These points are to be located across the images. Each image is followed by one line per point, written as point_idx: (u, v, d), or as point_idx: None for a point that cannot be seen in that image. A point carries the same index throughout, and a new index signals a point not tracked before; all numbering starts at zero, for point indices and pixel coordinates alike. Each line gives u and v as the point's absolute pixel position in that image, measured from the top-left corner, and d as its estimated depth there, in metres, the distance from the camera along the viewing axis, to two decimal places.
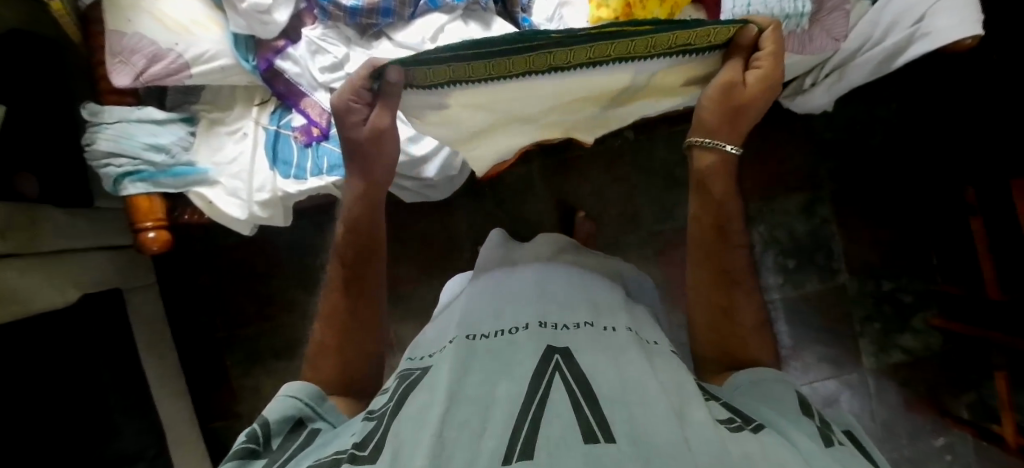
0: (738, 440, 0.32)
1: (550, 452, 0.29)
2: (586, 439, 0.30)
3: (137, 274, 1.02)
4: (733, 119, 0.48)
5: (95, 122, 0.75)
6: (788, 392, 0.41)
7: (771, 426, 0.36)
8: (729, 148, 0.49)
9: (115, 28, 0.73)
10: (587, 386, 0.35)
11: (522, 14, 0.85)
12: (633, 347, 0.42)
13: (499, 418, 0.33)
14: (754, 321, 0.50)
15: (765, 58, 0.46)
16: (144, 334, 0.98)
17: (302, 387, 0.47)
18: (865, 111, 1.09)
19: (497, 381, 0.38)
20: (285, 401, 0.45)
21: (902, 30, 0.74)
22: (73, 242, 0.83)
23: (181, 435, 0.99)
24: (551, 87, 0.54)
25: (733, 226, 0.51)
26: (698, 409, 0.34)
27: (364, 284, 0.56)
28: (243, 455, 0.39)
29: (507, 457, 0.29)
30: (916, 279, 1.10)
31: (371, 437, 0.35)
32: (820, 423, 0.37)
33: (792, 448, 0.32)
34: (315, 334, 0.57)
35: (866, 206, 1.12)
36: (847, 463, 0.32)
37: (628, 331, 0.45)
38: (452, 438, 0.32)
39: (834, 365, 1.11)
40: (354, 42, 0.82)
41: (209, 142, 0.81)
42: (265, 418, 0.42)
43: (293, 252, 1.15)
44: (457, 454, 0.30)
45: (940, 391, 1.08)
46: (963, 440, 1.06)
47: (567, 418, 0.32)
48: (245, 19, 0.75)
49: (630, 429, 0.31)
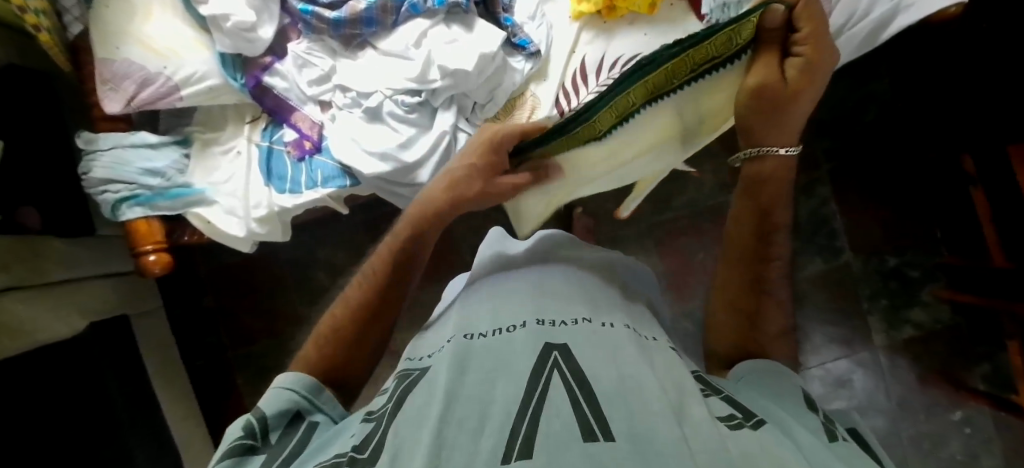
0: (737, 437, 0.31)
1: (550, 451, 0.29)
2: (585, 437, 0.30)
3: (143, 297, 1.03)
4: (775, 120, 0.47)
5: (90, 149, 0.76)
6: (791, 388, 0.41)
7: (774, 420, 0.36)
8: (783, 151, 0.48)
9: (104, 57, 0.74)
10: (586, 384, 0.35)
11: (504, 14, 0.84)
12: (631, 343, 0.41)
13: (498, 417, 0.33)
14: (778, 330, 0.49)
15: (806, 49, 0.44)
16: (153, 356, 0.99)
17: (296, 378, 0.43)
18: (855, 88, 1.09)
19: (495, 379, 0.38)
20: (280, 393, 0.41)
21: (886, 2, 0.76)
22: (79, 270, 0.85)
23: (194, 455, 0.99)
24: (630, 133, 0.58)
25: (779, 235, 0.51)
26: (696, 406, 0.34)
27: (396, 267, 0.53)
28: (241, 451, 0.36)
29: (506, 457, 0.29)
30: (921, 252, 1.09)
31: (370, 438, 0.35)
32: (824, 418, 0.37)
33: (790, 444, 0.31)
34: (326, 315, 0.52)
35: (865, 183, 1.11)
36: (849, 461, 0.31)
37: (626, 327, 0.45)
38: (451, 439, 0.31)
39: (845, 344, 1.10)
40: (339, 53, 0.83)
41: (203, 163, 0.82)
42: (263, 413, 0.39)
43: (295, 266, 1.16)
44: (455, 454, 0.30)
45: (954, 363, 1.07)
46: (981, 413, 1.05)
47: (566, 417, 0.32)
48: (230, 39, 0.76)
49: (630, 426, 0.31)
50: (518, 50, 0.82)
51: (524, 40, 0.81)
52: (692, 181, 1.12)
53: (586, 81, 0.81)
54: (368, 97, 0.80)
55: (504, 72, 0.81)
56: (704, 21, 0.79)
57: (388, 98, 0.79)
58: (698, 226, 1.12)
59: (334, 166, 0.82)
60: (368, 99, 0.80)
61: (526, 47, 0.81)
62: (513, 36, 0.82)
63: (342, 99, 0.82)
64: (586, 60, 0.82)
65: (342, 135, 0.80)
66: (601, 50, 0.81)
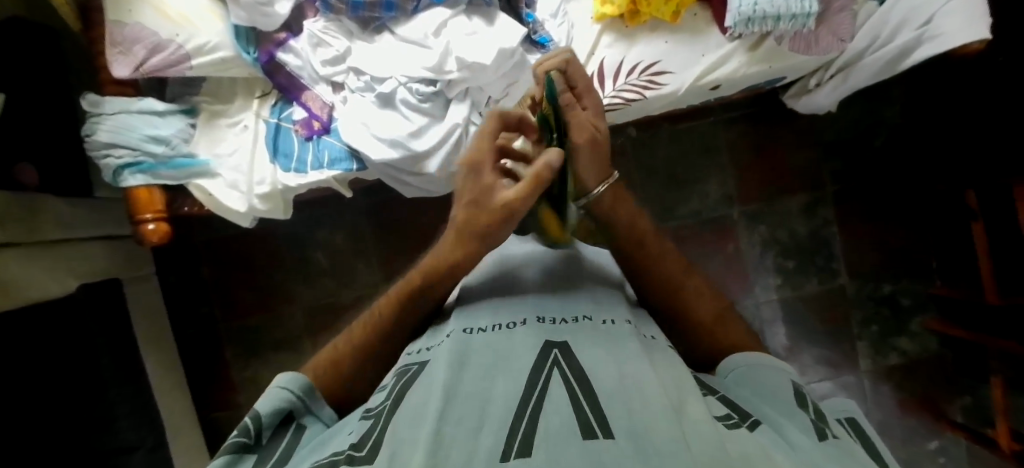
0: (736, 436, 0.29)
1: (550, 448, 0.26)
2: (584, 434, 0.27)
3: (136, 263, 1.02)
4: (593, 156, 0.51)
5: (96, 112, 0.75)
6: (783, 382, 0.39)
7: (767, 422, 0.34)
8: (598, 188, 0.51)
9: (115, 19, 0.72)
10: (586, 383, 0.32)
11: (526, 10, 0.83)
12: (633, 341, 0.37)
13: (498, 414, 0.29)
14: (715, 316, 0.46)
15: (585, 97, 0.54)
16: (142, 323, 0.98)
17: (294, 379, 0.40)
18: (869, 113, 1.09)
19: (494, 373, 0.34)
20: (279, 393, 0.38)
21: (909, 30, 0.75)
22: (78, 232, 0.84)
23: (177, 427, 0.99)
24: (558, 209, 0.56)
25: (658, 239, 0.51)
26: (696, 403, 0.31)
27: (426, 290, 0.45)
28: (232, 452, 0.34)
29: (504, 455, 0.26)
30: (915, 282, 1.11)
31: (369, 435, 0.31)
32: (815, 417, 0.35)
33: (786, 446, 0.30)
34: (346, 333, 0.47)
35: (870, 209, 1.11)
36: (847, 461, 0.29)
37: (627, 324, 0.40)
38: (450, 435, 0.28)
39: (832, 366, 1.11)
40: (356, 35, 0.81)
41: (210, 134, 0.81)
42: (255, 413, 0.37)
43: (294, 243, 1.15)
44: (455, 451, 0.27)
45: (935, 392, 1.09)
46: (955, 442, 1.08)
47: (565, 415, 0.29)
48: (246, 12, 0.74)
49: (629, 422, 0.28)
50: (537, 48, 0.82)
51: (545, 38, 0.81)
52: (696, 192, 1.12)
53: (602, 85, 0.81)
54: (382, 83, 0.79)
55: (522, 69, 0.81)
56: (727, 35, 0.79)
57: (403, 85, 0.78)
58: (700, 237, 1.12)
59: (341, 147, 0.81)
60: (382, 85, 0.79)
61: (546, 45, 0.81)
62: (534, 33, 0.82)
63: (356, 82, 0.81)
64: (604, 64, 0.81)
65: (352, 117, 0.79)
66: (620, 54, 0.81)
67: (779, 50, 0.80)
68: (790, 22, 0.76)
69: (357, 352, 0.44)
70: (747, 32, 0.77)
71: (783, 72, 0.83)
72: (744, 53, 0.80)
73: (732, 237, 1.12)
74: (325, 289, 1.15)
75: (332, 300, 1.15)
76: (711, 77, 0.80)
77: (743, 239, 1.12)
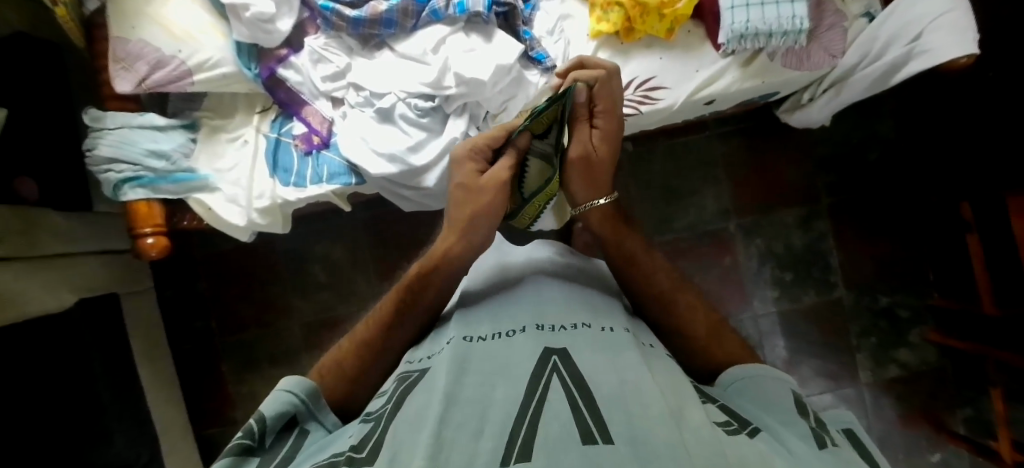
0: (736, 443, 0.29)
1: (549, 453, 0.26)
2: (583, 439, 0.27)
3: (133, 277, 1.01)
4: (593, 176, 0.56)
5: (97, 127, 0.75)
6: (783, 391, 0.39)
7: (768, 430, 0.34)
8: (602, 202, 0.55)
9: (119, 35, 0.73)
10: (585, 388, 0.32)
11: (523, 27, 0.84)
12: (633, 348, 0.37)
13: (497, 419, 0.30)
14: (711, 329, 0.46)
15: (599, 116, 0.58)
16: (139, 337, 0.98)
17: (299, 382, 0.40)
18: (862, 127, 1.11)
19: (494, 380, 0.34)
20: (284, 396, 0.38)
21: (900, 46, 0.76)
22: (73, 246, 0.83)
23: (173, 441, 0.98)
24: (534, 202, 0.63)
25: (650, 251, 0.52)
26: (695, 410, 0.31)
27: (427, 284, 0.47)
28: (237, 453, 0.35)
29: (504, 459, 0.26)
30: (911, 294, 1.11)
31: (369, 438, 0.31)
32: (815, 424, 0.35)
33: (785, 452, 0.30)
34: (347, 337, 0.47)
35: (866, 221, 1.12)
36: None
37: (626, 332, 0.40)
38: (450, 440, 0.28)
39: (831, 379, 1.10)
40: (356, 52, 0.83)
41: (210, 148, 0.81)
42: (261, 416, 0.37)
43: (292, 257, 1.15)
44: (455, 456, 0.27)
45: (935, 405, 1.09)
46: (956, 454, 1.07)
47: (565, 420, 0.29)
48: (248, 29, 0.75)
49: (628, 427, 0.28)
50: (534, 64, 0.83)
51: (541, 55, 0.82)
52: (694, 204, 1.13)
53: None
54: (381, 98, 0.80)
55: (519, 85, 0.82)
56: (720, 51, 0.81)
57: (402, 101, 0.79)
58: (697, 250, 1.13)
59: (341, 162, 0.82)
60: (381, 100, 0.80)
61: (543, 62, 0.83)
62: (531, 50, 0.83)
63: (355, 98, 0.82)
64: None
65: (351, 131, 0.80)
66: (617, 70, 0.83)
67: (772, 66, 0.82)
68: (781, 39, 0.77)
69: (360, 352, 0.45)
70: (740, 48, 0.79)
71: (776, 88, 0.85)
72: (737, 68, 0.81)
73: (729, 250, 1.13)
74: (323, 303, 1.15)
75: (330, 314, 1.15)
76: (705, 91, 0.81)
77: (740, 252, 1.13)
